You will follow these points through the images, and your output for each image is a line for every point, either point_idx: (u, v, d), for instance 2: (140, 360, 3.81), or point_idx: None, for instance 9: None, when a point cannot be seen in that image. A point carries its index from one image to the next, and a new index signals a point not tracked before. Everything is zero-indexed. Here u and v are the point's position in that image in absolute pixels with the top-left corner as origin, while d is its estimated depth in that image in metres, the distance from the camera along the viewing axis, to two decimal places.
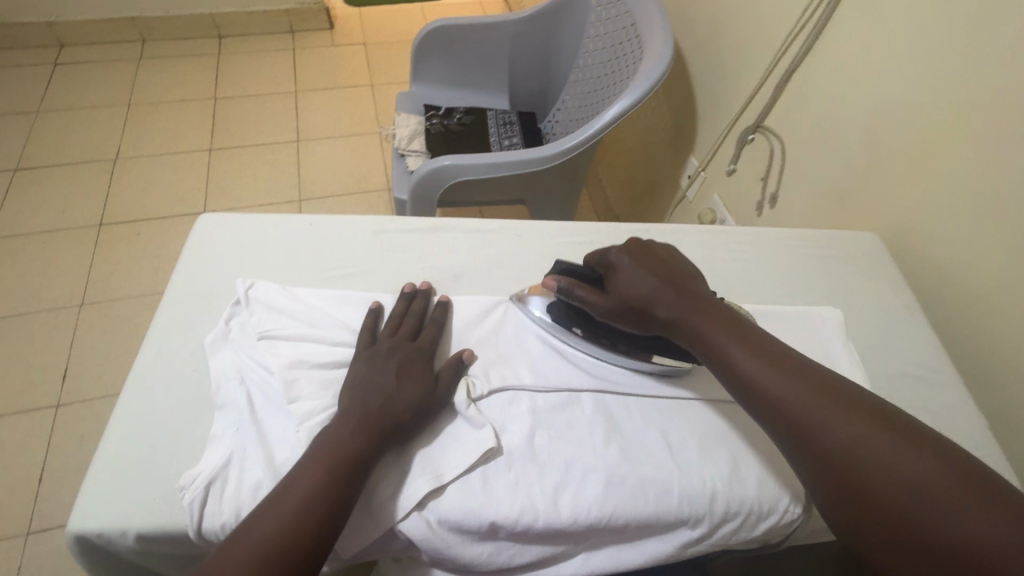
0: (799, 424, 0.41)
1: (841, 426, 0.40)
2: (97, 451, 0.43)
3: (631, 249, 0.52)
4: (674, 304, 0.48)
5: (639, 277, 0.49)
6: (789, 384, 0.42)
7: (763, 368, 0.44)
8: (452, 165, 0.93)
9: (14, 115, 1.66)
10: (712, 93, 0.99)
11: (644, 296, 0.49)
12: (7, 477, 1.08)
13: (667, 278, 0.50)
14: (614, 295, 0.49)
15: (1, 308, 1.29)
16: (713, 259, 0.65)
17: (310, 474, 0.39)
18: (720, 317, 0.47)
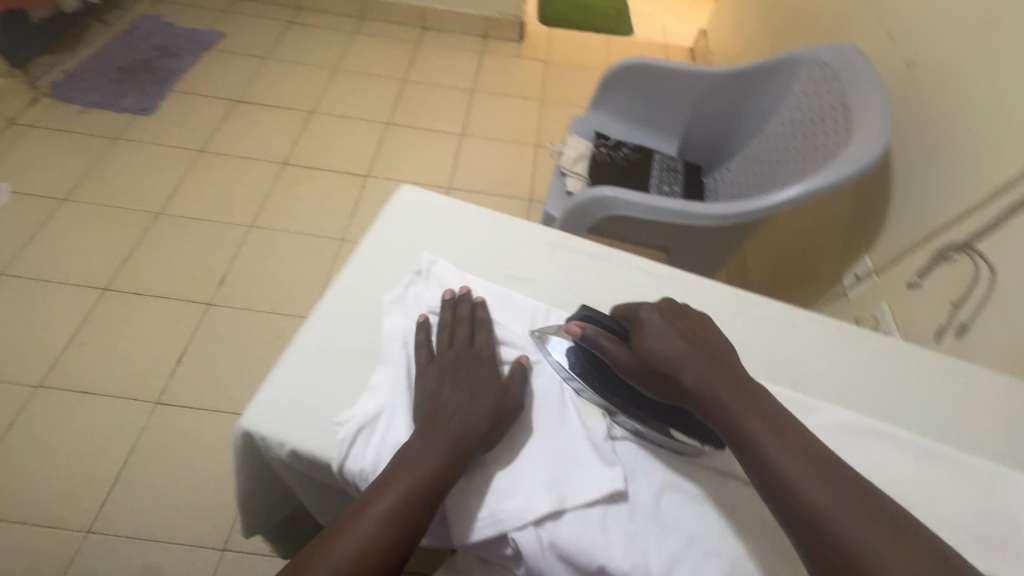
0: (845, 549, 0.36)
1: (886, 548, 0.35)
2: (277, 363, 0.48)
3: (663, 309, 0.48)
4: (703, 373, 0.44)
5: (665, 338, 0.46)
6: (825, 488, 0.38)
7: (807, 474, 0.39)
8: (616, 197, 0.94)
9: (248, 56, 1.95)
10: (914, 198, 0.91)
11: (669, 361, 0.45)
12: (157, 350, 1.25)
13: (699, 345, 0.46)
14: (639, 352, 0.46)
15: (193, 210, 1.51)
16: (892, 375, 0.59)
17: (415, 460, 0.41)
18: (753, 402, 0.43)
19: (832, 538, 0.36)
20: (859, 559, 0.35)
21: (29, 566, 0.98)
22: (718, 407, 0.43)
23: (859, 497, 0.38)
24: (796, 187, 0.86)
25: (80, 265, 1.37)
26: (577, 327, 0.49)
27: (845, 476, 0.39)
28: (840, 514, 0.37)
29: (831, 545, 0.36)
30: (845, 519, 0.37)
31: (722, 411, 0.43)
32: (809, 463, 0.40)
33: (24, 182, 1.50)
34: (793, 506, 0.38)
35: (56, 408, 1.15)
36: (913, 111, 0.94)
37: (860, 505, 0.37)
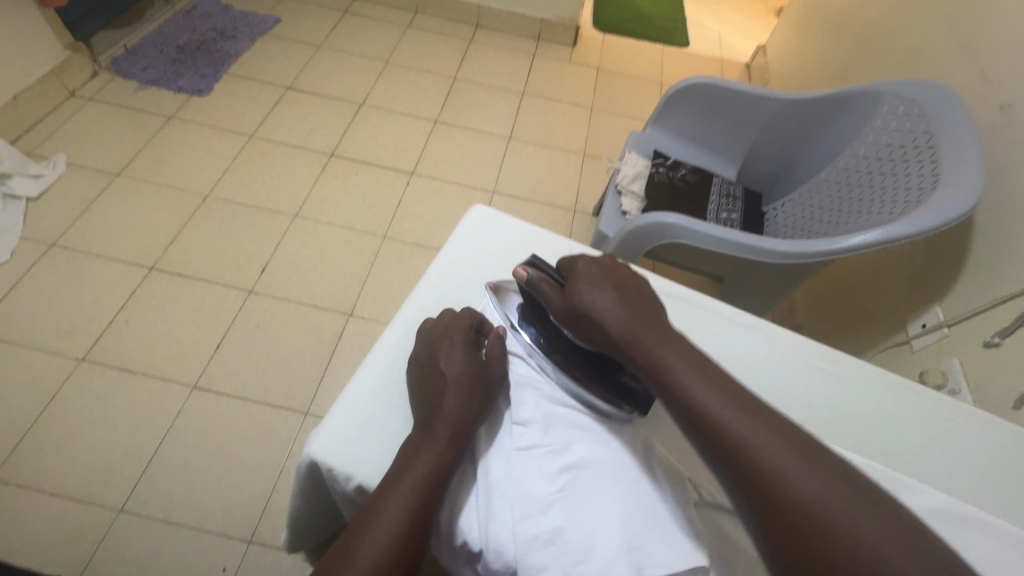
0: (754, 472, 0.35)
1: (791, 472, 0.35)
2: (344, 390, 0.47)
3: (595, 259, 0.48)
4: (623, 313, 0.44)
5: (596, 286, 0.46)
6: (735, 417, 0.38)
7: (719, 404, 0.38)
8: (679, 224, 0.90)
9: (303, 43, 1.95)
10: (997, 252, 0.86)
11: (591, 304, 0.45)
12: (197, 334, 1.26)
13: (627, 292, 0.46)
14: (569, 299, 0.46)
15: (240, 196, 1.52)
16: (986, 454, 0.56)
17: (422, 466, 0.40)
18: (674, 342, 0.43)
19: (748, 467, 0.36)
20: (771, 483, 0.35)
21: (63, 538, 1.00)
22: (636, 347, 0.43)
23: (772, 425, 0.37)
24: (874, 233, 0.81)
25: (128, 241, 1.38)
26: (523, 272, 0.51)
27: (756, 404, 0.39)
28: (751, 440, 0.36)
29: (744, 473, 0.36)
30: (757, 447, 0.36)
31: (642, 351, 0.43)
32: (727, 395, 0.39)
33: (80, 154, 1.53)
34: (704, 435, 0.38)
35: (97, 383, 1.17)
36: (1004, 158, 0.88)
37: (769, 432, 0.37)
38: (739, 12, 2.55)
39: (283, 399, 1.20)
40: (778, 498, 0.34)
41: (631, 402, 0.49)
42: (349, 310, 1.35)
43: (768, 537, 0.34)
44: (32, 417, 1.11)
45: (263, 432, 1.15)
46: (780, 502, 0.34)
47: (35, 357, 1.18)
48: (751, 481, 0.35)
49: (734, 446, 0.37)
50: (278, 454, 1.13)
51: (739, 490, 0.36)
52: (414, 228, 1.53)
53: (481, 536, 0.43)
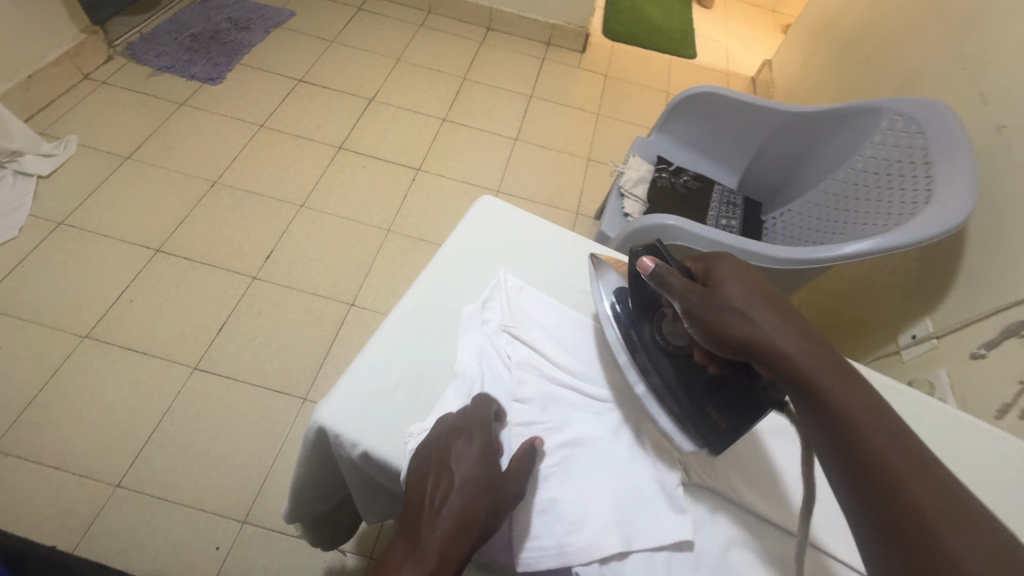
0: (883, 504, 0.35)
1: (948, 517, 0.33)
2: (350, 363, 0.49)
3: (743, 267, 0.45)
4: (773, 320, 0.42)
5: (743, 296, 0.43)
6: (888, 447, 0.36)
7: (858, 429, 0.37)
8: (678, 226, 0.92)
9: (316, 38, 1.98)
10: (987, 266, 0.88)
11: (739, 302, 0.43)
12: (201, 318, 1.28)
13: (774, 307, 0.43)
14: (708, 303, 0.44)
15: (248, 184, 1.54)
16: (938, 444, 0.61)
17: (426, 559, 0.36)
18: (823, 362, 0.40)
19: (895, 495, 0.35)
20: (903, 518, 0.34)
21: (59, 512, 1.01)
22: (778, 356, 0.41)
23: (914, 466, 0.36)
24: (868, 243, 0.83)
25: (135, 224, 1.40)
26: (651, 267, 0.50)
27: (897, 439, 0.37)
28: (902, 469, 0.35)
29: (887, 500, 0.35)
30: (911, 479, 0.35)
31: (779, 359, 0.41)
32: (870, 425, 0.38)
33: (92, 137, 1.55)
34: (848, 453, 0.37)
35: (99, 361, 1.18)
36: (998, 174, 0.91)
37: (924, 471, 0.35)
38: (747, 27, 2.60)
39: (282, 383, 1.22)
40: (924, 541, 0.33)
41: (708, 437, 0.45)
42: (351, 300, 1.37)
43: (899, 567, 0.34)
44: (34, 392, 1.13)
45: (262, 415, 1.17)
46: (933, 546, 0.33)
47: (39, 332, 1.20)
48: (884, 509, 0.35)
49: (883, 472, 0.36)
50: (276, 438, 1.15)
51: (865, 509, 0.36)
52: (418, 223, 1.55)
53: None
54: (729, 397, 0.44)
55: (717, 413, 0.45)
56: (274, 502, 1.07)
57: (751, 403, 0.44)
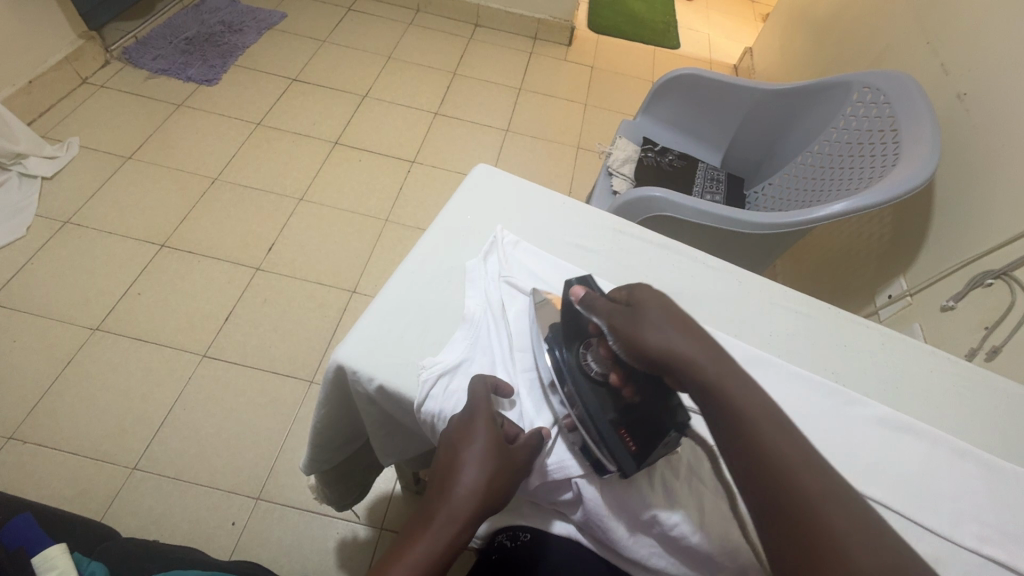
0: (790, 516, 0.35)
1: (831, 502, 0.34)
2: (363, 313, 0.53)
3: (657, 293, 0.45)
4: (686, 338, 0.42)
5: (657, 322, 0.43)
6: (779, 442, 0.37)
7: (767, 448, 0.37)
8: (664, 198, 0.97)
9: (307, 38, 2.02)
10: (954, 225, 0.94)
11: (656, 320, 0.43)
12: (208, 308, 1.32)
13: (690, 330, 0.42)
14: (627, 328, 0.44)
15: (248, 179, 1.58)
16: (926, 378, 0.61)
17: (422, 544, 0.39)
18: (735, 384, 0.40)
19: (783, 498, 0.35)
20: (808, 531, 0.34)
21: (78, 494, 1.05)
22: (688, 369, 0.41)
23: (821, 480, 0.35)
24: (845, 203, 0.89)
25: (139, 221, 1.44)
26: (577, 296, 0.51)
27: (800, 453, 0.37)
28: (793, 464, 0.36)
29: (781, 492, 0.36)
30: (800, 481, 0.36)
31: (690, 371, 0.41)
32: (777, 442, 0.37)
33: (93, 139, 1.58)
34: (742, 451, 0.38)
35: (111, 351, 1.22)
36: (961, 138, 0.97)
37: (812, 462, 0.36)
38: (729, 17, 2.66)
39: (289, 367, 1.26)
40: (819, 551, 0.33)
41: (622, 459, 0.44)
42: (352, 287, 1.41)
43: (788, 556, 0.34)
44: (49, 382, 1.16)
45: (271, 398, 1.21)
46: (818, 530, 0.34)
47: (51, 325, 1.24)
48: (784, 518, 0.35)
49: (771, 471, 0.36)
50: (285, 419, 1.19)
51: (770, 523, 0.36)
52: (414, 213, 1.60)
53: None
54: (643, 421, 0.45)
55: (628, 434, 0.44)
56: (286, 479, 1.11)
57: (657, 427, 0.45)
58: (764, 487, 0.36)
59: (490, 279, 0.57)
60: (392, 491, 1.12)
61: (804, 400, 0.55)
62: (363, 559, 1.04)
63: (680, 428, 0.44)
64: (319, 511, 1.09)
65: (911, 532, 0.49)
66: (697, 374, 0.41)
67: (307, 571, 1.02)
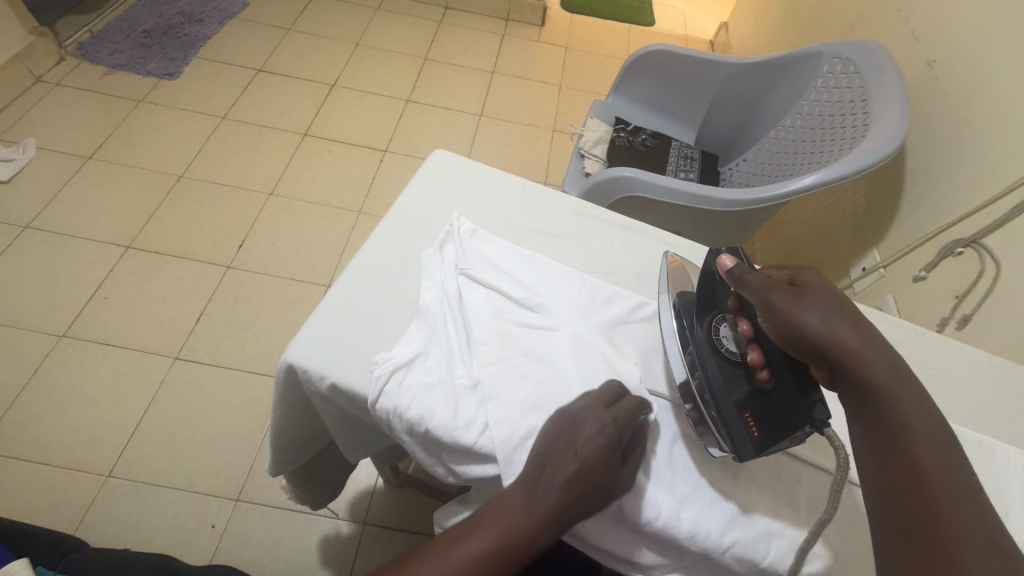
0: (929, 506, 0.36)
1: (976, 513, 0.35)
2: (316, 309, 0.52)
3: (828, 287, 0.45)
4: (856, 334, 0.42)
5: (824, 311, 0.43)
6: (936, 458, 0.38)
7: (920, 445, 0.38)
8: (635, 178, 0.95)
9: (271, 27, 1.96)
10: (926, 194, 0.93)
11: (823, 307, 0.43)
12: (178, 309, 1.29)
13: (857, 326, 0.42)
14: (788, 307, 0.43)
15: (215, 175, 1.54)
16: None
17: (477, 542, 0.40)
18: (899, 387, 0.40)
19: (927, 487, 0.37)
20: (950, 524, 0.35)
21: (51, 504, 1.03)
22: (849, 362, 0.41)
23: (969, 490, 0.36)
24: (815, 176, 0.88)
25: (103, 222, 1.40)
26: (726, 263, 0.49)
27: (955, 463, 0.38)
28: (945, 481, 0.37)
29: (925, 489, 0.37)
30: (954, 482, 0.37)
31: (850, 362, 0.41)
32: (934, 444, 0.38)
33: (50, 139, 1.53)
34: (894, 454, 0.39)
35: (79, 358, 1.19)
36: (932, 106, 0.96)
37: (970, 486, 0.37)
38: None
39: (265, 366, 1.24)
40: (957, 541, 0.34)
41: (741, 442, 0.44)
42: (326, 282, 1.38)
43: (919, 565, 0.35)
44: (15, 392, 1.13)
45: (247, 398, 1.19)
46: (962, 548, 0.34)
47: (14, 334, 1.20)
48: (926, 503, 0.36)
49: (919, 465, 0.38)
50: (263, 418, 1.17)
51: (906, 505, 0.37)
52: (388, 203, 1.57)
53: (450, 420, 0.46)
54: (774, 404, 0.44)
55: (752, 419, 0.44)
56: (265, 479, 1.10)
57: (787, 415, 0.43)
58: (910, 473, 0.38)
59: (447, 268, 0.56)
60: (374, 486, 1.11)
61: None
62: (347, 555, 1.03)
63: (816, 424, 0.42)
64: (300, 509, 1.08)
65: None
66: (858, 368, 0.41)
67: (291, 570, 1.01)
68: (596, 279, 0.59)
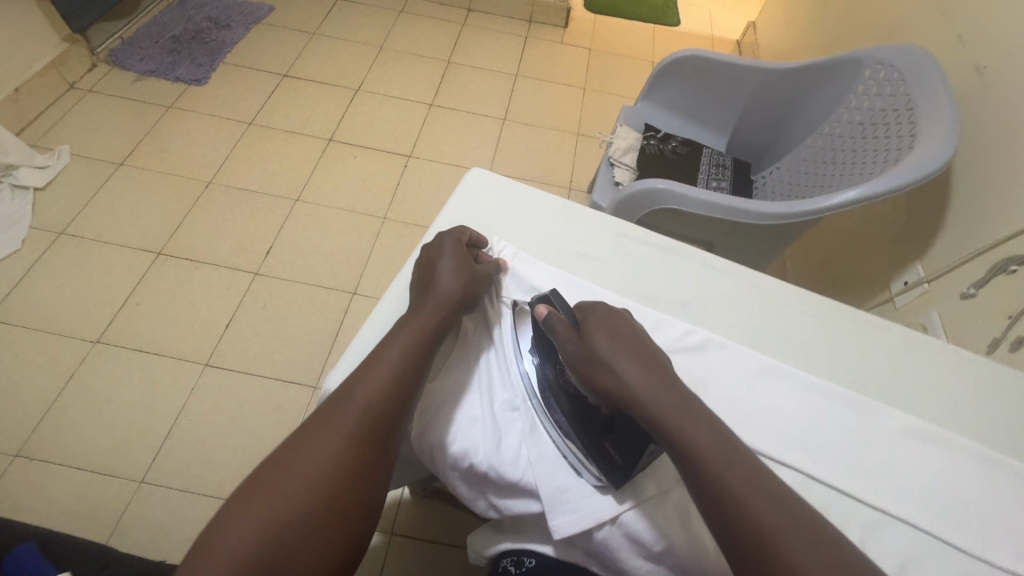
0: (741, 529, 0.39)
1: (777, 524, 0.38)
2: (355, 338, 0.55)
3: (610, 325, 0.48)
4: (641, 373, 0.45)
5: (613, 355, 0.46)
6: (737, 473, 0.41)
7: (719, 460, 0.41)
8: (668, 190, 0.93)
9: (296, 31, 1.97)
10: (974, 207, 0.89)
11: (609, 354, 0.46)
12: (208, 316, 1.30)
13: (643, 361, 0.46)
14: (584, 354, 0.47)
15: (242, 181, 1.55)
16: (959, 385, 0.56)
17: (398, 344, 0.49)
18: (692, 413, 0.43)
19: (734, 510, 0.39)
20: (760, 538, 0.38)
21: (88, 509, 1.05)
22: (643, 404, 0.44)
23: (763, 492, 0.40)
24: (857, 190, 0.85)
25: (135, 227, 1.42)
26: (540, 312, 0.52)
27: (748, 466, 0.41)
28: (754, 503, 0.40)
29: (727, 506, 0.40)
30: (745, 495, 0.40)
31: (642, 403, 0.44)
32: (727, 459, 0.41)
33: (83, 145, 1.56)
34: (704, 489, 0.41)
35: (112, 363, 1.21)
36: (981, 115, 0.91)
37: (771, 492, 0.40)
38: None
39: (292, 373, 1.25)
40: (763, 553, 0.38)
41: (608, 472, 0.47)
42: (352, 289, 1.39)
43: None
44: (53, 397, 1.16)
45: (275, 405, 1.20)
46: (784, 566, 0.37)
47: (51, 339, 1.23)
48: (736, 524, 0.39)
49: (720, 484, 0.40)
50: (290, 426, 1.18)
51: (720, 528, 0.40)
52: (412, 209, 1.56)
53: (493, 454, 0.48)
54: (620, 434, 0.47)
55: (612, 449, 0.47)
56: None
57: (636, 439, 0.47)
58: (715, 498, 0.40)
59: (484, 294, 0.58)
60: (401, 497, 1.10)
61: (821, 416, 0.52)
62: (373, 566, 1.03)
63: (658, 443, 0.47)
64: None
65: (936, 553, 0.46)
66: (649, 406, 0.44)
67: None
68: (640, 305, 0.57)
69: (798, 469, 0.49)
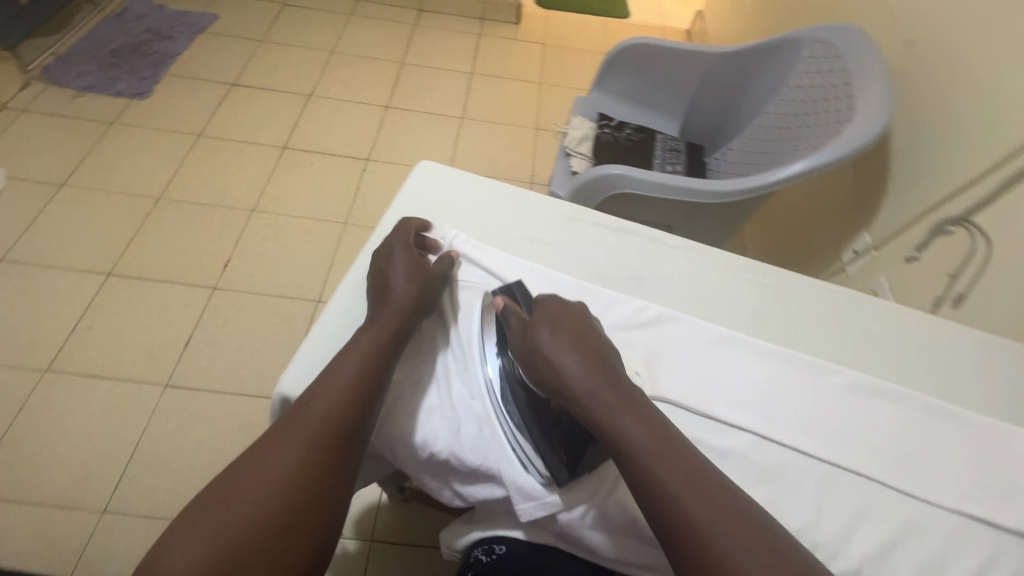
0: (673, 523, 0.39)
1: (712, 519, 0.39)
2: (308, 338, 0.54)
3: (554, 322, 0.49)
4: (581, 367, 0.46)
5: (556, 348, 0.47)
6: (669, 465, 0.41)
7: (653, 452, 0.42)
8: (623, 175, 0.94)
9: (243, 40, 1.92)
10: (916, 171, 0.92)
11: (551, 347, 0.47)
12: (165, 335, 1.26)
13: (586, 355, 0.47)
14: (527, 348, 0.48)
15: (195, 194, 1.51)
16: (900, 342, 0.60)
17: (354, 354, 0.49)
18: (630, 407, 0.44)
19: (665, 501, 0.40)
20: (691, 527, 0.39)
21: (48, 545, 1.00)
22: (581, 397, 0.45)
23: (697, 486, 0.40)
24: (801, 163, 0.88)
25: (82, 249, 1.36)
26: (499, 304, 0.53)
27: (682, 456, 0.42)
28: (686, 495, 0.40)
29: (660, 500, 0.40)
30: (676, 487, 0.40)
31: (580, 396, 0.45)
32: (659, 452, 0.42)
33: (21, 168, 1.48)
34: (637, 483, 0.42)
35: (65, 393, 1.16)
36: (913, 84, 0.95)
37: (706, 488, 0.40)
38: None
39: (260, 388, 1.21)
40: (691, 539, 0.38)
41: (555, 468, 0.47)
42: (317, 297, 1.36)
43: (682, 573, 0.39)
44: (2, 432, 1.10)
45: (243, 421, 1.17)
46: (711, 558, 0.38)
47: None
48: (669, 516, 0.39)
49: (652, 481, 0.41)
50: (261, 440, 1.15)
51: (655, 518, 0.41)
52: (374, 212, 1.54)
53: (455, 443, 0.48)
54: (566, 427, 0.48)
55: (559, 445, 0.47)
56: None
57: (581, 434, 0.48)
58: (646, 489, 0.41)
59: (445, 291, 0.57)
60: (379, 500, 1.09)
61: (776, 379, 0.53)
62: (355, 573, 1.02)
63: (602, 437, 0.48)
64: None
65: (892, 500, 0.48)
66: (586, 400, 0.45)
67: None
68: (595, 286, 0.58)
69: (755, 430, 0.49)
